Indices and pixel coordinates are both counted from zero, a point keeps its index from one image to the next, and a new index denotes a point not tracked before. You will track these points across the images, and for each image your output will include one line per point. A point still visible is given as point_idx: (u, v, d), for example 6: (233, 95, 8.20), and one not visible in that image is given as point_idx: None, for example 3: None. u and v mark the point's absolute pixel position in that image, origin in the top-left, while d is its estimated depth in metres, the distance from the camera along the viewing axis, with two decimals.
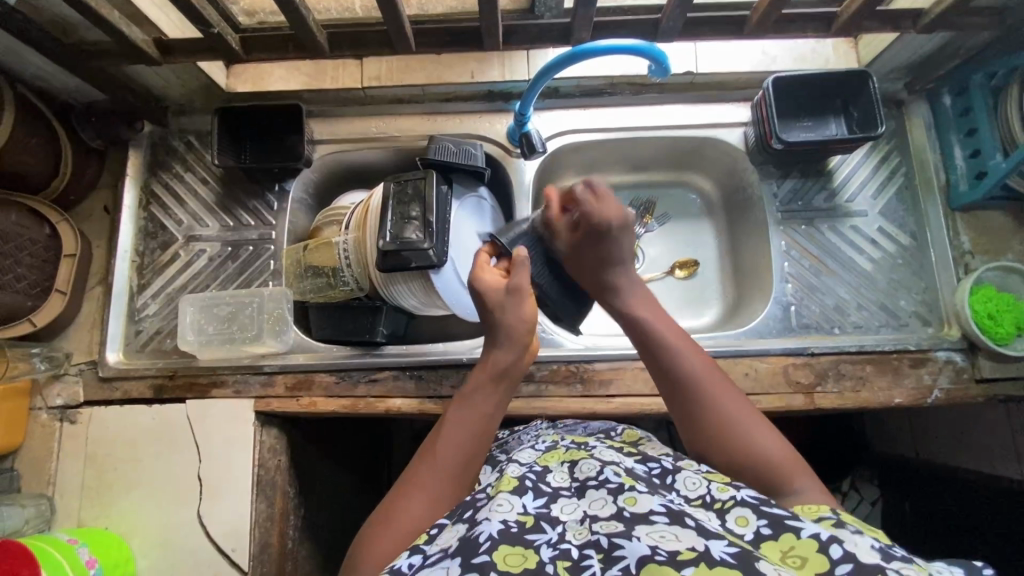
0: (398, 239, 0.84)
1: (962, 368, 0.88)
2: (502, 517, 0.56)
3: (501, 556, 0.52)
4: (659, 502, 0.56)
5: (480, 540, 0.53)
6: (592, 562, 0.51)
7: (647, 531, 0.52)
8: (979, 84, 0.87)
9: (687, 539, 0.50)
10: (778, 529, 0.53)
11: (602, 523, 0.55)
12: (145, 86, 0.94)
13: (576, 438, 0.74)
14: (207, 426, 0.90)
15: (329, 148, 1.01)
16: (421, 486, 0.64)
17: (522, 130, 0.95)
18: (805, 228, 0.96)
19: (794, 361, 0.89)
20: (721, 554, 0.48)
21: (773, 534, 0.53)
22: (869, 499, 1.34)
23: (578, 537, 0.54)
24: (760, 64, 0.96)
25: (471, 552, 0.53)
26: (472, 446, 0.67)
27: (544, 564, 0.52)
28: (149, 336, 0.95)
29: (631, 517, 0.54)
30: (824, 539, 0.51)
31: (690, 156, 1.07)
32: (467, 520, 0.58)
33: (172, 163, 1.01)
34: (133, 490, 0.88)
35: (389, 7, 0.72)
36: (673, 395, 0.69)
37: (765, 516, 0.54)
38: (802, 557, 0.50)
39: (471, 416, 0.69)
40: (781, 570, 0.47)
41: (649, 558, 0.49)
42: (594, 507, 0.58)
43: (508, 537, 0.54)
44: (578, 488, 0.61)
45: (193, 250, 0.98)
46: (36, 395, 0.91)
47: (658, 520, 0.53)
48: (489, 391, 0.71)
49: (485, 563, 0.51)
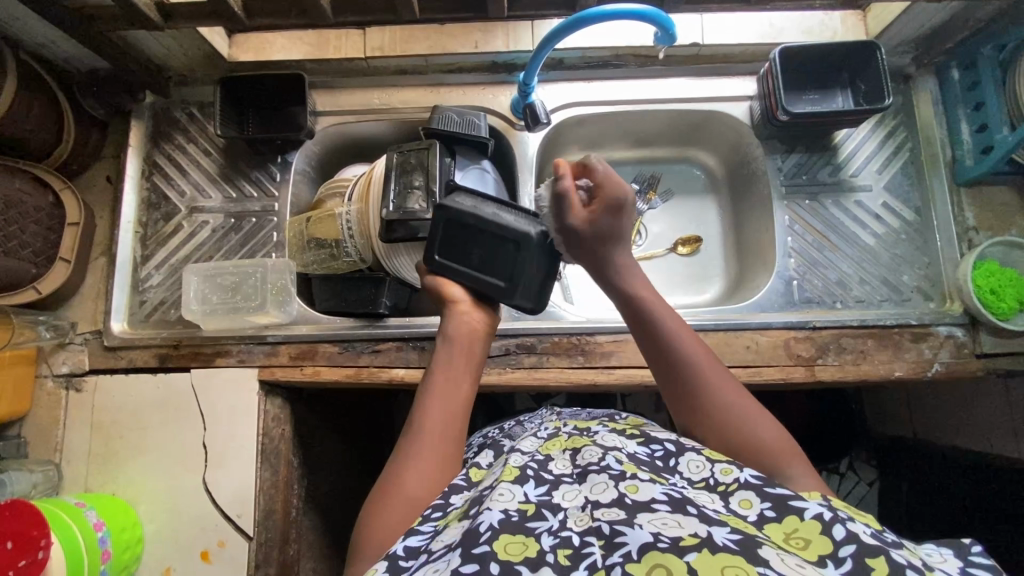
0: (401, 209, 0.84)
1: (962, 343, 0.89)
2: (502, 506, 0.55)
3: (501, 546, 0.51)
4: (661, 491, 0.55)
5: (480, 530, 0.52)
6: (593, 549, 0.50)
7: (648, 518, 0.51)
8: (988, 56, 0.87)
9: (690, 525, 0.50)
10: (781, 511, 0.53)
11: (603, 510, 0.54)
12: (146, 54, 0.93)
13: (579, 425, 0.75)
14: (212, 396, 0.90)
15: (332, 120, 1.00)
16: (418, 456, 0.64)
17: (526, 101, 0.94)
18: (809, 203, 0.96)
19: (795, 335, 0.89)
20: (724, 539, 0.48)
21: (776, 517, 0.53)
22: (866, 480, 1.38)
23: (579, 524, 0.54)
24: (767, 35, 0.95)
25: (472, 542, 0.51)
26: (453, 418, 0.68)
27: (544, 552, 0.51)
28: (153, 307, 0.96)
29: (633, 504, 0.54)
30: (827, 520, 0.51)
31: (695, 131, 1.06)
32: (470, 514, 0.56)
33: (175, 134, 1.01)
34: (140, 457, 0.90)
35: None
36: (674, 384, 0.69)
37: (768, 499, 0.55)
38: (805, 540, 0.50)
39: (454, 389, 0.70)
40: (783, 555, 0.47)
41: (652, 546, 0.48)
42: (595, 491, 0.57)
43: (509, 525, 0.53)
44: (580, 474, 0.61)
45: (196, 221, 0.99)
46: (42, 363, 0.92)
47: (660, 508, 0.53)
48: (466, 356, 0.73)
49: (486, 556, 0.50)
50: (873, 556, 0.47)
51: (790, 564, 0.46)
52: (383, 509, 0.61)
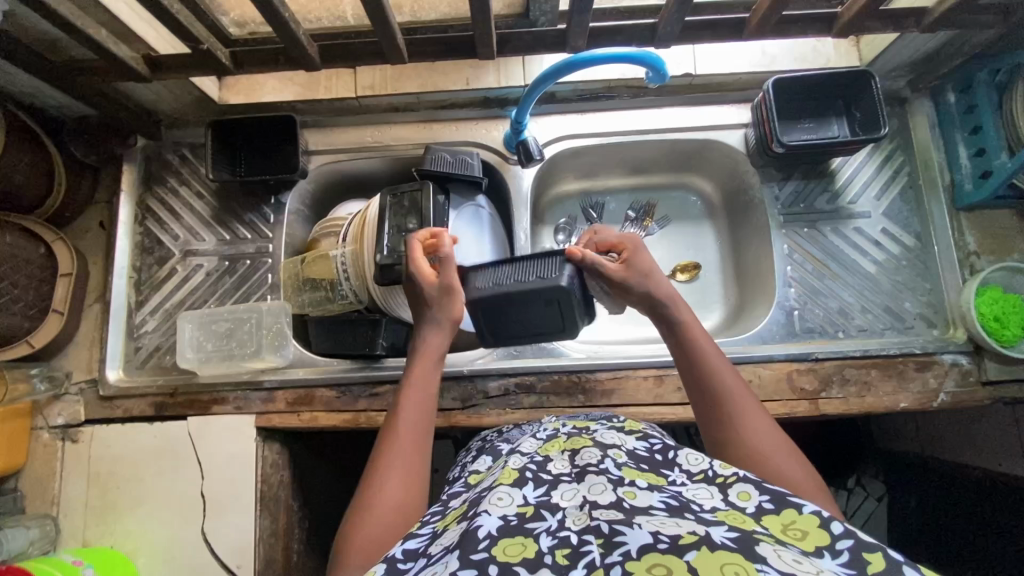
0: (395, 253, 0.83)
1: (968, 371, 0.88)
2: (501, 512, 0.53)
3: (499, 548, 0.49)
4: (659, 498, 0.54)
5: (479, 536, 0.50)
6: (591, 548, 0.47)
7: (646, 519, 0.50)
8: (984, 80, 0.85)
9: (688, 525, 0.48)
10: (780, 505, 0.52)
11: (602, 510, 0.52)
12: (136, 101, 0.92)
13: (578, 425, 0.74)
14: (209, 444, 0.89)
15: (324, 159, 1.00)
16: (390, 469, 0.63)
17: (519, 138, 0.93)
18: (807, 231, 0.95)
19: (798, 367, 0.88)
20: (721, 538, 0.46)
21: (774, 509, 0.51)
22: (874, 495, 1.32)
23: (578, 523, 0.51)
24: (760, 63, 0.94)
25: (470, 548, 0.48)
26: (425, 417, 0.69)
27: (542, 554, 0.48)
28: (148, 353, 0.95)
29: (630, 507, 0.52)
30: (826, 516, 0.49)
31: (691, 158, 1.05)
32: (467, 517, 0.55)
33: (167, 178, 1.00)
34: (138, 507, 0.88)
35: (380, 20, 0.71)
36: (699, 405, 0.68)
37: (766, 492, 0.53)
38: (802, 533, 0.49)
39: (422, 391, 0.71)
40: (782, 549, 0.45)
41: (651, 546, 0.45)
42: (593, 492, 0.55)
43: (508, 530, 0.51)
44: (578, 473, 0.60)
45: (190, 264, 0.98)
46: (37, 415, 0.91)
47: (657, 512, 0.51)
48: (431, 367, 0.73)
49: (485, 560, 0.47)
50: (870, 552, 0.45)
51: (789, 561, 0.43)
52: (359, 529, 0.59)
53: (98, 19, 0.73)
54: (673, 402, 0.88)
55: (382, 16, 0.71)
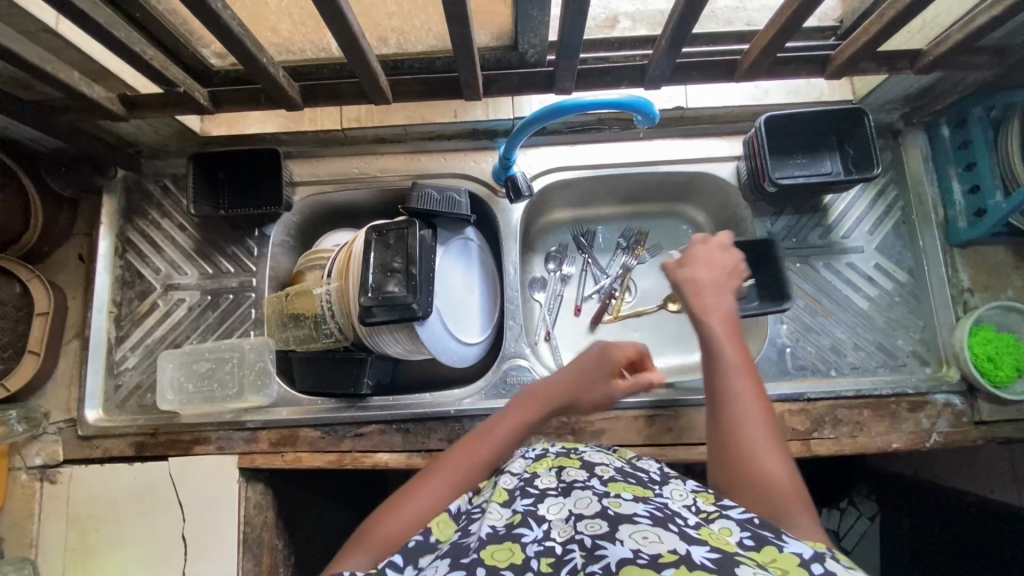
0: (380, 293, 0.82)
1: (961, 411, 0.86)
2: (490, 525, 0.53)
3: (487, 552, 0.49)
4: (644, 508, 0.52)
5: (469, 544, 0.51)
6: (574, 556, 0.47)
7: (630, 531, 0.47)
8: (977, 117, 0.84)
9: (670, 541, 0.46)
10: (760, 542, 0.49)
11: (587, 521, 0.50)
12: (115, 134, 0.90)
13: (567, 446, 0.70)
14: (191, 485, 0.87)
15: (309, 190, 0.98)
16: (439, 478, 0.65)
17: (507, 172, 0.92)
18: (800, 266, 0.94)
19: (790, 407, 0.87)
20: (702, 558, 0.44)
21: (755, 546, 0.49)
22: (866, 515, 1.24)
23: (562, 535, 0.50)
24: (752, 98, 0.93)
25: (460, 554, 0.50)
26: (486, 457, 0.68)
27: (529, 560, 0.48)
28: (128, 391, 0.93)
29: (615, 515, 0.50)
30: (807, 557, 0.47)
31: (683, 189, 1.04)
32: (461, 529, 0.55)
33: (148, 210, 0.98)
34: (118, 550, 0.87)
35: (362, 64, 0.70)
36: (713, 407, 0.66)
37: (748, 530, 0.51)
38: (782, 566, 0.46)
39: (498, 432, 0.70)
40: (763, 572, 0.43)
41: (630, 560, 0.44)
42: (579, 505, 0.53)
43: (495, 538, 0.51)
44: (564, 488, 0.57)
45: (171, 299, 0.96)
46: (15, 455, 0.89)
47: (642, 521, 0.49)
48: (529, 412, 0.73)
49: (473, 563, 0.48)
50: None
51: None
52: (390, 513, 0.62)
53: (69, 61, 0.71)
54: (663, 443, 0.86)
55: (364, 61, 0.70)
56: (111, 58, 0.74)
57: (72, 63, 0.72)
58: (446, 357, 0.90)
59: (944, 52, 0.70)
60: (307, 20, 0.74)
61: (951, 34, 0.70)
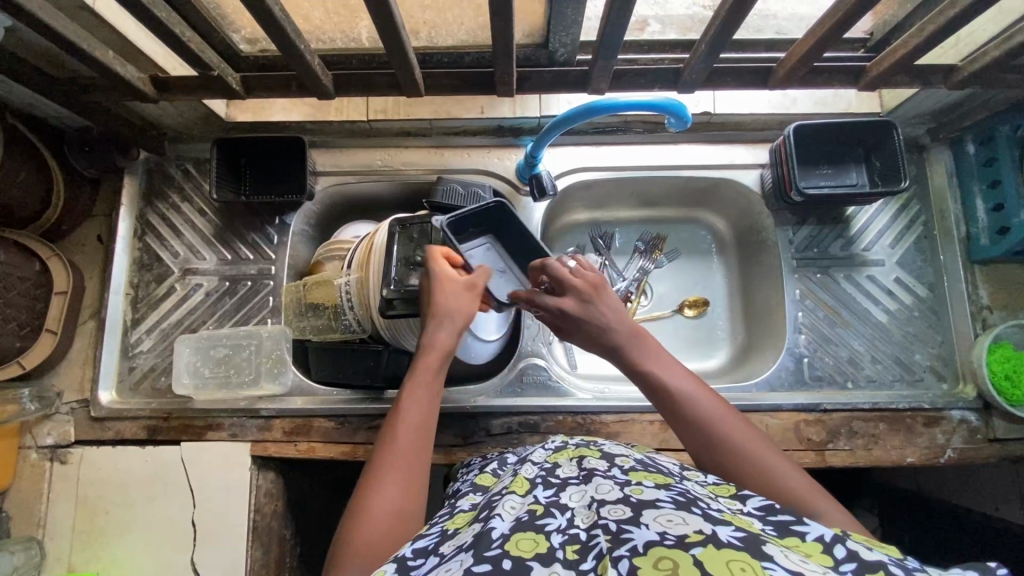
0: (401, 287, 0.81)
1: (976, 428, 0.86)
2: (513, 514, 0.51)
3: (512, 543, 0.46)
4: (666, 494, 0.51)
5: (492, 536, 0.47)
6: (601, 541, 0.45)
7: (654, 515, 0.46)
8: (1005, 134, 0.84)
9: (695, 522, 0.45)
10: (783, 532, 0.47)
11: (609, 507, 0.49)
12: (139, 115, 0.89)
13: (585, 438, 0.70)
14: (202, 471, 0.87)
15: (331, 180, 0.97)
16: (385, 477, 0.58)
17: (532, 171, 0.92)
18: (820, 277, 0.94)
19: (806, 417, 0.87)
20: (728, 537, 0.43)
21: (778, 535, 0.46)
22: (867, 528, 1.26)
23: (586, 521, 0.49)
24: (780, 105, 0.93)
25: (483, 546, 0.46)
26: (423, 424, 0.64)
27: (554, 548, 0.46)
28: (142, 373, 0.93)
29: (638, 501, 0.49)
30: (829, 541, 0.45)
31: (703, 195, 1.04)
32: (480, 519, 0.52)
33: (169, 193, 0.98)
34: (126, 533, 0.86)
35: (399, 56, 0.70)
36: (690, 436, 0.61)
37: (770, 523, 0.48)
38: (806, 551, 0.44)
39: (421, 401, 0.66)
40: (791, 552, 0.42)
41: (656, 541, 0.43)
42: (600, 491, 0.52)
43: (520, 526, 0.48)
44: (585, 476, 0.57)
45: (189, 283, 0.96)
46: (25, 434, 0.88)
47: (666, 505, 0.48)
48: (431, 376, 0.68)
49: (499, 555, 0.45)
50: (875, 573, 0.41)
51: (795, 560, 0.41)
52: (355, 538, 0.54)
53: (103, 39, 0.70)
54: (677, 447, 0.86)
55: (401, 53, 0.70)
56: (144, 38, 0.74)
57: (105, 42, 0.72)
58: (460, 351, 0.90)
59: (980, 68, 0.70)
60: (341, 8, 0.74)
61: (987, 51, 0.70)
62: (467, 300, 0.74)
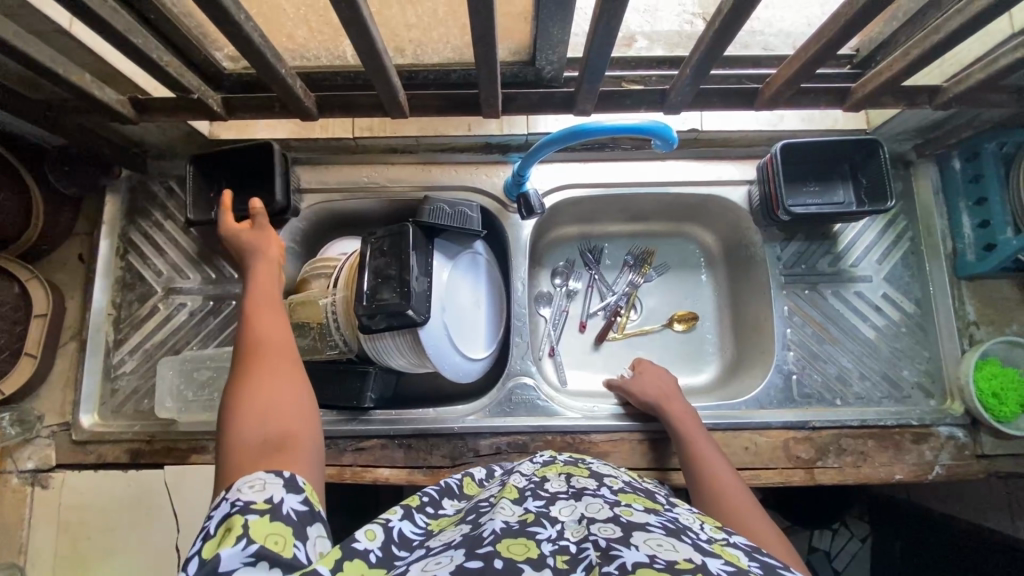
0: (374, 302, 0.79)
1: (964, 444, 0.87)
2: (504, 517, 0.50)
3: (503, 545, 0.45)
4: (656, 519, 0.51)
5: (483, 535, 0.47)
6: (590, 553, 0.45)
7: (643, 538, 0.46)
8: (990, 151, 0.84)
9: (684, 551, 0.44)
10: (768, 572, 0.44)
11: (600, 525, 0.48)
12: (121, 134, 0.87)
13: (575, 456, 0.70)
14: (186, 495, 0.86)
15: (317, 198, 0.96)
16: (253, 384, 0.55)
17: (520, 189, 0.91)
18: (809, 292, 0.94)
19: (795, 435, 0.87)
20: (718, 570, 0.42)
21: (762, 573, 0.44)
22: (858, 535, 1.26)
23: (576, 535, 0.48)
24: (767, 123, 0.93)
25: (475, 544, 0.46)
26: (275, 324, 0.62)
27: (545, 556, 0.45)
28: (125, 395, 0.91)
29: (628, 522, 0.49)
30: None
31: (692, 210, 1.03)
32: (469, 521, 0.52)
33: (152, 211, 0.96)
34: (109, 559, 0.85)
35: (381, 78, 0.69)
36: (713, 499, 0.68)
37: (756, 560, 0.46)
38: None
39: (264, 308, 0.64)
40: None
41: (645, 563, 0.41)
42: (591, 509, 0.52)
43: (510, 531, 0.47)
44: (574, 494, 0.56)
45: (173, 303, 0.94)
46: (7, 459, 0.85)
47: (655, 530, 0.48)
48: (267, 286, 0.68)
49: (490, 554, 0.44)
50: None
51: None
52: (237, 445, 0.51)
53: (81, 62, 0.69)
54: (667, 467, 0.86)
55: (383, 75, 0.69)
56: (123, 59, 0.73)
57: (83, 64, 0.71)
58: (448, 369, 0.89)
59: (966, 89, 0.70)
60: (324, 27, 0.73)
61: (973, 73, 0.70)
62: (268, 235, 0.75)
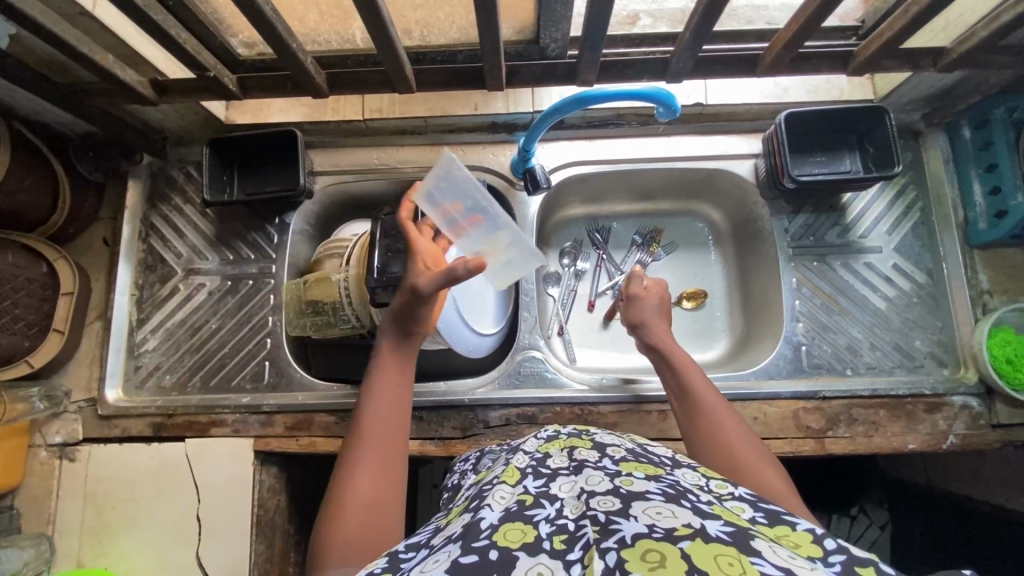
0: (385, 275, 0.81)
1: (978, 413, 0.86)
2: (502, 504, 0.50)
3: (500, 534, 0.46)
4: (656, 486, 0.50)
5: (480, 526, 0.47)
6: (587, 531, 0.45)
7: (643, 507, 0.46)
8: (1000, 117, 0.84)
9: (683, 516, 0.45)
10: (773, 520, 0.47)
11: (599, 498, 0.48)
12: (142, 120, 0.91)
13: (579, 428, 0.68)
14: (206, 468, 0.88)
15: (329, 181, 0.99)
16: (360, 477, 0.63)
17: (526, 165, 0.92)
18: (817, 264, 0.94)
19: (805, 405, 0.87)
20: (717, 531, 0.43)
21: (768, 522, 0.47)
22: (878, 523, 1.20)
23: (575, 512, 0.48)
24: (772, 95, 0.93)
25: (472, 537, 0.46)
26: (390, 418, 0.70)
27: (541, 539, 0.45)
28: (148, 372, 0.95)
29: (628, 493, 0.48)
30: (819, 534, 0.45)
31: (700, 186, 1.04)
32: (471, 509, 0.52)
33: (172, 195, 1.00)
34: (133, 529, 0.88)
35: (389, 55, 0.72)
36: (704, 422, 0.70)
37: (760, 509, 0.49)
38: (795, 542, 0.44)
39: (383, 401, 0.71)
40: (779, 548, 0.42)
41: (644, 534, 0.42)
42: (591, 482, 0.51)
43: (508, 517, 0.48)
44: (575, 467, 0.55)
45: (192, 283, 0.98)
46: (35, 432, 0.90)
47: (655, 498, 0.47)
48: (394, 374, 0.74)
49: (485, 546, 0.44)
50: (863, 566, 0.41)
51: (783, 556, 0.41)
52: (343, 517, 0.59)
53: (105, 44, 0.73)
54: (675, 437, 0.87)
55: (392, 53, 0.71)
56: (143, 43, 0.76)
57: (107, 48, 0.74)
58: (459, 343, 0.90)
59: (975, 46, 0.70)
60: (334, 10, 0.75)
61: (977, 31, 0.69)
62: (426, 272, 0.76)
